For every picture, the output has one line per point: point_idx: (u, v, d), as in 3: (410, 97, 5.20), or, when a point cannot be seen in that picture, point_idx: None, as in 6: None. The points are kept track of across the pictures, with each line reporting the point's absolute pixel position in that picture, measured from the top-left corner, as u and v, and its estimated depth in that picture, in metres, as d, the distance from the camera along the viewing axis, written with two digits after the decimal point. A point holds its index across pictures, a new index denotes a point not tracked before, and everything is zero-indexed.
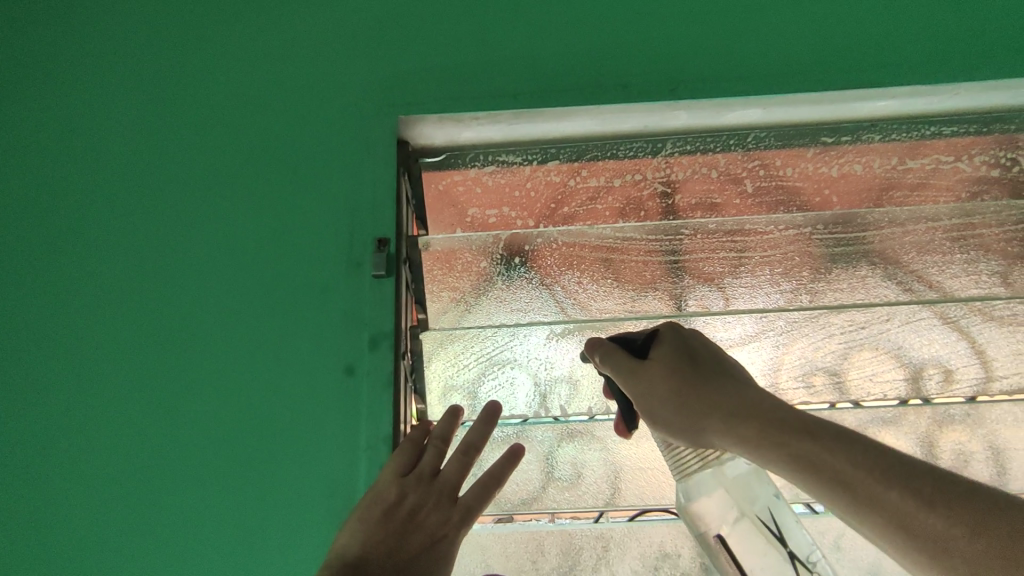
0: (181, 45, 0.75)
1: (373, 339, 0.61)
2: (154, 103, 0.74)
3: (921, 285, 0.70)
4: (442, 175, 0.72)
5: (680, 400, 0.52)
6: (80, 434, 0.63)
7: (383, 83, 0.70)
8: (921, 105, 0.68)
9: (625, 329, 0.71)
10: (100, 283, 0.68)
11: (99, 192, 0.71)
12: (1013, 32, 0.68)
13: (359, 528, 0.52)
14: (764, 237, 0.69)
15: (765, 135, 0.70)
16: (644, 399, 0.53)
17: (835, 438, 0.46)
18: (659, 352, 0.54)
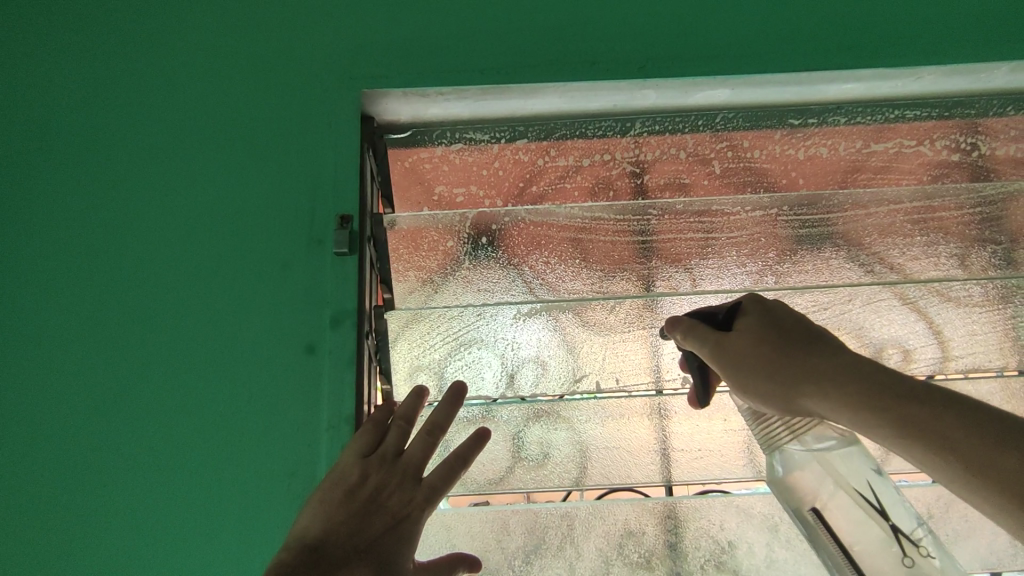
0: (134, 11, 0.72)
1: (335, 318, 0.60)
2: (106, 72, 0.70)
3: (882, 267, 0.70)
4: (409, 152, 0.70)
5: (771, 368, 0.52)
6: (26, 414, 0.60)
7: (348, 55, 0.68)
8: (885, 88, 0.68)
9: (594, 309, 0.71)
10: (48, 260, 0.65)
11: (47, 163, 0.68)
12: (981, 16, 0.68)
13: (320, 510, 0.51)
14: (730, 218, 0.69)
15: (733, 116, 0.70)
16: (735, 369, 0.53)
17: (947, 406, 0.46)
18: (745, 320, 0.55)
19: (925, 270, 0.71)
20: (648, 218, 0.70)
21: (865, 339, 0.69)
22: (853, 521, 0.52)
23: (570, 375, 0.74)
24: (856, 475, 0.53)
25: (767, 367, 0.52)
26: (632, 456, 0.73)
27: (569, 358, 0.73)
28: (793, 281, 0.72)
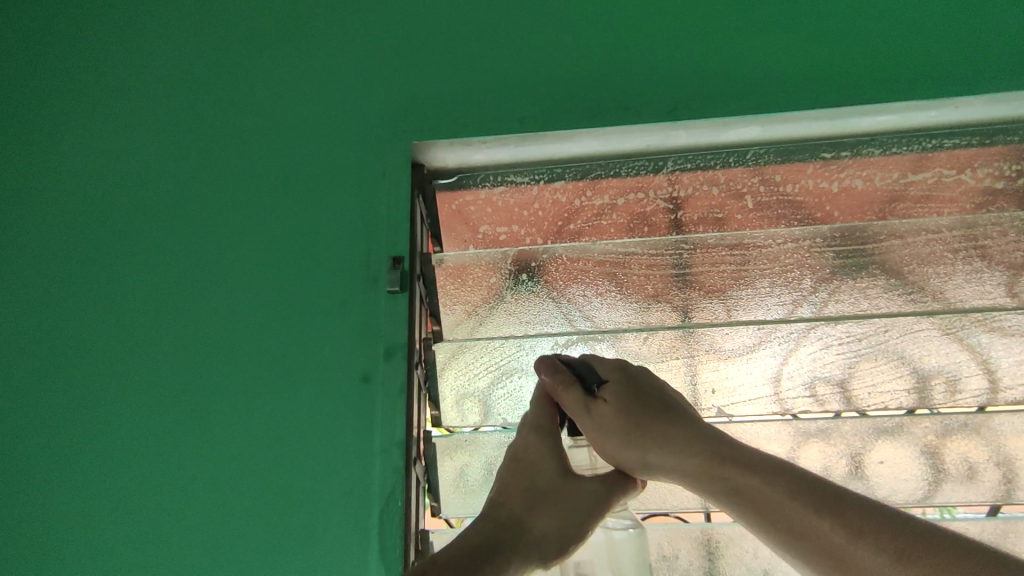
0: (212, 75, 0.81)
1: (387, 350, 0.66)
2: (186, 131, 0.79)
3: (923, 296, 0.69)
4: (454, 195, 0.76)
5: (623, 430, 0.62)
6: (115, 435, 0.68)
7: (400, 110, 0.75)
8: (920, 119, 0.69)
9: (623, 343, 0.72)
10: (135, 297, 0.73)
11: (136, 210, 0.77)
12: (1016, 45, 0.68)
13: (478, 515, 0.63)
14: (763, 250, 0.71)
15: (764, 151, 0.72)
16: (596, 433, 0.63)
17: (771, 471, 0.56)
18: (607, 382, 0.64)
19: (975, 297, 0.70)
20: (683, 251, 0.72)
21: (907, 369, 0.69)
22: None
23: None
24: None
25: (622, 432, 0.62)
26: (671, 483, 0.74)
27: None
28: (835, 312, 0.71)
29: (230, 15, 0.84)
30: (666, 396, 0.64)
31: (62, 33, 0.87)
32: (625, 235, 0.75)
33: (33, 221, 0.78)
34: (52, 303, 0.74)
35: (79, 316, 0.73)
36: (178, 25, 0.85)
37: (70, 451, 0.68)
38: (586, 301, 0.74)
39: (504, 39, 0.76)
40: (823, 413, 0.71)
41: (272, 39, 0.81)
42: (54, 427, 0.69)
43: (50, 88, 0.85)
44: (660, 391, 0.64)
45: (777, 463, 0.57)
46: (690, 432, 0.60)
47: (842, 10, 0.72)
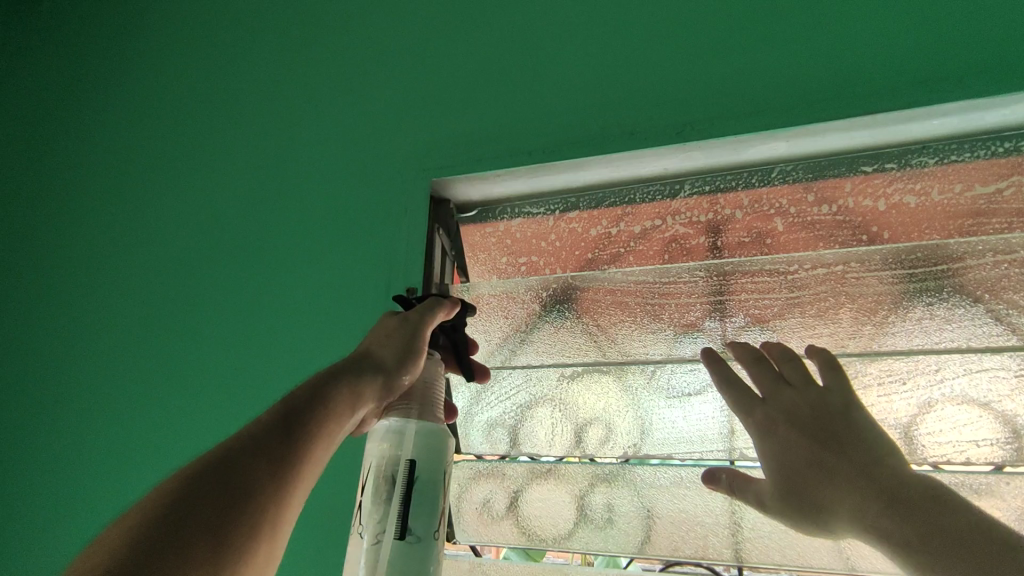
0: (270, 131, 0.90)
1: None
2: (247, 181, 0.88)
3: (997, 328, 0.58)
4: (477, 227, 0.79)
5: (788, 479, 0.53)
6: (172, 450, 0.77)
7: (422, 150, 0.78)
8: (985, 119, 0.58)
9: (630, 375, 0.70)
10: (197, 328, 0.82)
11: (202, 252, 0.87)
12: None
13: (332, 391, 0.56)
14: (790, 276, 0.64)
15: (792, 169, 0.65)
16: (765, 441, 0.55)
17: (903, 495, 0.49)
18: (780, 382, 0.56)
19: None
20: (716, 277, 0.67)
21: (994, 411, 0.58)
22: (374, 488, 0.55)
23: (636, 436, 0.70)
24: (430, 456, 0.55)
25: (787, 484, 0.52)
26: (701, 529, 0.65)
27: (636, 421, 0.70)
28: (897, 346, 0.61)
29: (286, 76, 0.93)
30: (804, 416, 0.54)
31: (162, 105, 1.02)
32: (665, 261, 0.71)
33: (131, 266, 0.91)
34: (137, 333, 0.86)
35: (154, 344, 0.84)
36: (246, 88, 0.96)
37: (139, 461, 0.78)
38: (604, 333, 0.71)
39: (517, 70, 0.75)
40: None
41: (319, 93, 0.89)
42: (132, 444, 0.79)
43: (149, 149, 0.99)
44: (824, 407, 0.54)
45: (905, 489, 0.49)
46: (872, 462, 0.51)
47: (884, 3, 0.63)
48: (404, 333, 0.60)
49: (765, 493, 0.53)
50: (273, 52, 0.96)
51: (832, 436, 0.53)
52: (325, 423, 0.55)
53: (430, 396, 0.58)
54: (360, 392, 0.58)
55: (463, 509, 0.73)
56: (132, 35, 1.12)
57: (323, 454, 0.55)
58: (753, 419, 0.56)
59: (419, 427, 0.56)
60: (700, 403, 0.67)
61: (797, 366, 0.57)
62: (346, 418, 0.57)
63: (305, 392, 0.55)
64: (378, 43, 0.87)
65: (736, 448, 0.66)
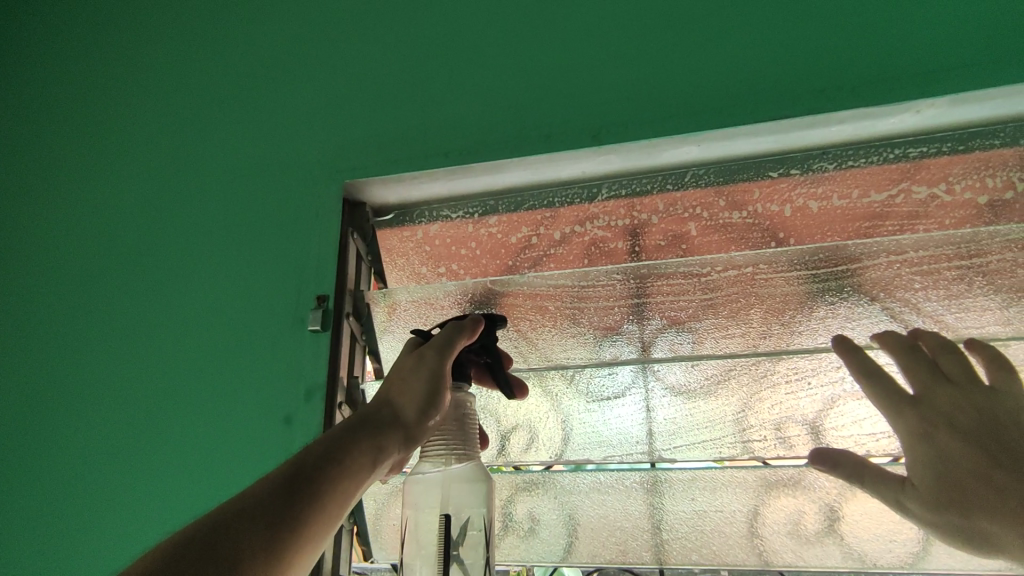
0: (174, 133, 0.85)
1: (308, 391, 0.66)
2: (149, 184, 0.83)
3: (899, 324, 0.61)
4: (394, 232, 0.77)
5: (949, 491, 0.53)
6: (73, 470, 0.73)
7: (334, 152, 0.74)
8: (877, 127, 0.61)
9: (552, 381, 0.69)
10: (98, 343, 0.78)
11: (101, 261, 0.82)
12: (996, 33, 0.58)
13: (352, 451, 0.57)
14: (703, 279, 0.64)
15: (703, 173, 0.66)
16: (912, 443, 0.56)
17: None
18: (933, 383, 0.56)
19: (966, 323, 0.60)
20: (638, 279, 0.66)
21: None
22: (416, 540, 0.59)
23: (558, 443, 0.68)
24: (471, 508, 0.59)
25: (948, 496, 0.53)
26: (621, 534, 0.64)
27: (559, 427, 0.69)
28: (801, 345, 0.63)
29: (190, 75, 0.87)
30: (964, 424, 0.54)
31: (58, 104, 0.95)
32: (586, 265, 0.71)
33: (30, 278, 0.85)
34: (34, 348, 0.81)
35: (53, 360, 0.79)
36: (149, 86, 0.90)
37: (37, 484, 0.74)
38: (524, 338, 0.70)
39: (432, 71, 0.73)
40: (789, 456, 0.63)
41: (226, 92, 0.84)
42: (32, 467, 0.75)
43: (43, 150, 0.93)
44: (989, 415, 0.54)
45: None
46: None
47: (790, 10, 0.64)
48: (426, 374, 0.61)
49: (908, 496, 0.55)
50: (179, 45, 0.90)
51: (1002, 449, 0.53)
52: (339, 480, 0.56)
53: (467, 427, 0.61)
54: (382, 448, 0.59)
55: (382, 525, 0.70)
56: (23, 24, 1.04)
57: (340, 509, 0.56)
58: (904, 421, 0.56)
59: (461, 475, 0.59)
60: (620, 406, 0.67)
61: (959, 360, 0.56)
62: (367, 474, 0.59)
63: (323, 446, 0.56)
64: (285, 39, 0.83)
65: (656, 450, 0.66)
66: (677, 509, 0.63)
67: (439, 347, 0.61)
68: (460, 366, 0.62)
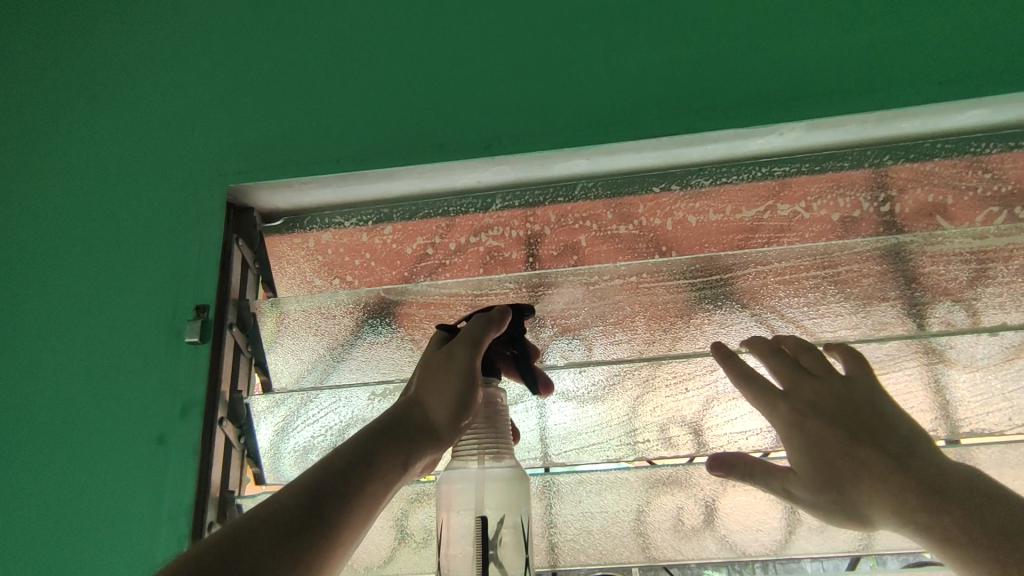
0: (36, 129, 0.78)
1: (184, 407, 0.62)
2: (6, 182, 0.76)
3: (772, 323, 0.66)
4: (284, 238, 0.73)
5: (821, 471, 0.58)
6: None
7: (218, 153, 0.71)
8: (747, 147, 0.66)
9: None
10: None
11: None
12: (854, 59, 0.63)
13: (382, 450, 0.56)
14: (593, 287, 0.66)
15: (592, 185, 0.69)
16: (796, 431, 0.59)
17: (897, 462, 0.55)
18: (807, 374, 0.60)
19: (821, 327, 0.66)
20: (531, 289, 0.67)
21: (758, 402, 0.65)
22: (454, 544, 0.58)
23: None
24: (508, 509, 0.58)
25: (822, 476, 0.58)
26: None
27: None
28: (682, 350, 0.67)
29: (56, 66, 0.80)
30: (829, 408, 0.58)
31: None
32: (483, 273, 0.71)
33: None
34: None
35: None
36: (10, 75, 0.82)
37: None
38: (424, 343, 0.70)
39: (323, 74, 0.71)
40: (675, 455, 0.67)
41: (97, 87, 0.78)
42: None
43: None
44: (848, 398, 0.59)
45: (909, 455, 0.56)
46: (905, 452, 0.56)
47: (674, 28, 0.66)
48: (455, 372, 0.60)
49: (791, 483, 0.59)
50: (45, 31, 0.82)
51: (868, 421, 0.58)
52: (370, 486, 0.54)
53: (497, 421, 0.59)
54: (413, 448, 0.58)
55: None
56: None
57: (372, 514, 0.55)
58: (780, 415, 0.60)
59: (496, 474, 0.59)
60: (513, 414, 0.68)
61: (814, 356, 0.62)
62: (399, 476, 0.57)
63: (347, 454, 0.55)
64: (165, 33, 0.78)
65: (549, 456, 0.68)
66: (569, 513, 0.65)
67: (469, 342, 0.59)
68: (487, 360, 0.61)
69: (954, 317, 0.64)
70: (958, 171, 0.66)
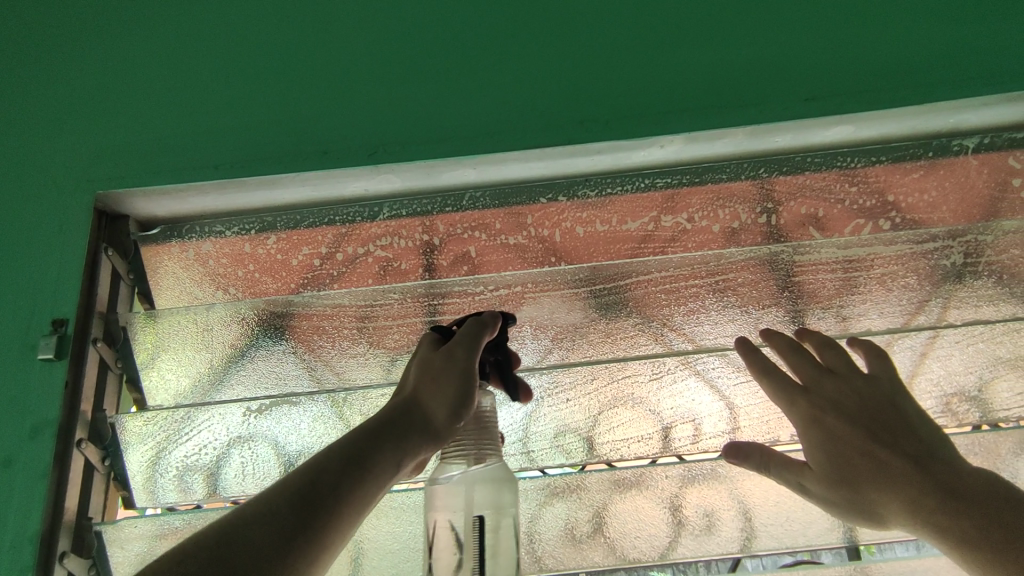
0: None
1: (36, 428, 0.58)
2: None
3: (672, 336, 0.67)
4: (161, 248, 0.70)
5: (838, 469, 0.58)
6: None
7: (87, 156, 0.67)
8: (630, 159, 0.67)
9: (336, 405, 0.64)
10: None
11: None
12: (730, 74, 0.65)
13: (372, 453, 0.54)
14: (477, 297, 0.67)
15: (480, 195, 0.69)
16: (820, 426, 0.59)
17: (912, 464, 0.55)
18: (834, 372, 0.60)
19: (703, 334, 0.67)
20: (420, 299, 0.67)
21: (642, 410, 0.66)
22: (443, 545, 0.56)
23: None
24: (498, 508, 0.56)
25: (839, 474, 0.57)
26: (399, 558, 0.63)
27: None
28: (571, 360, 0.67)
29: None
30: (850, 407, 0.59)
31: None
32: (376, 284, 0.69)
33: None
34: None
35: None
36: None
37: None
38: (318, 354, 0.67)
39: (203, 77, 0.68)
40: (566, 464, 0.66)
41: None
42: None
43: None
44: (872, 398, 0.59)
45: (931, 457, 0.56)
46: (924, 455, 0.56)
47: (560, 39, 0.67)
48: (447, 376, 0.58)
49: (808, 479, 0.58)
50: None
51: (889, 423, 0.58)
52: (359, 490, 0.52)
53: (485, 428, 0.57)
54: (404, 450, 0.56)
55: None
56: None
57: (361, 519, 0.53)
58: (797, 410, 0.60)
59: (483, 475, 0.56)
60: None
61: (839, 354, 0.61)
62: (390, 478, 0.55)
63: (336, 456, 0.53)
64: (31, 28, 0.73)
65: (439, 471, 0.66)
66: None
67: (468, 343, 0.58)
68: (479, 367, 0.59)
69: (823, 324, 0.67)
70: (828, 184, 0.68)
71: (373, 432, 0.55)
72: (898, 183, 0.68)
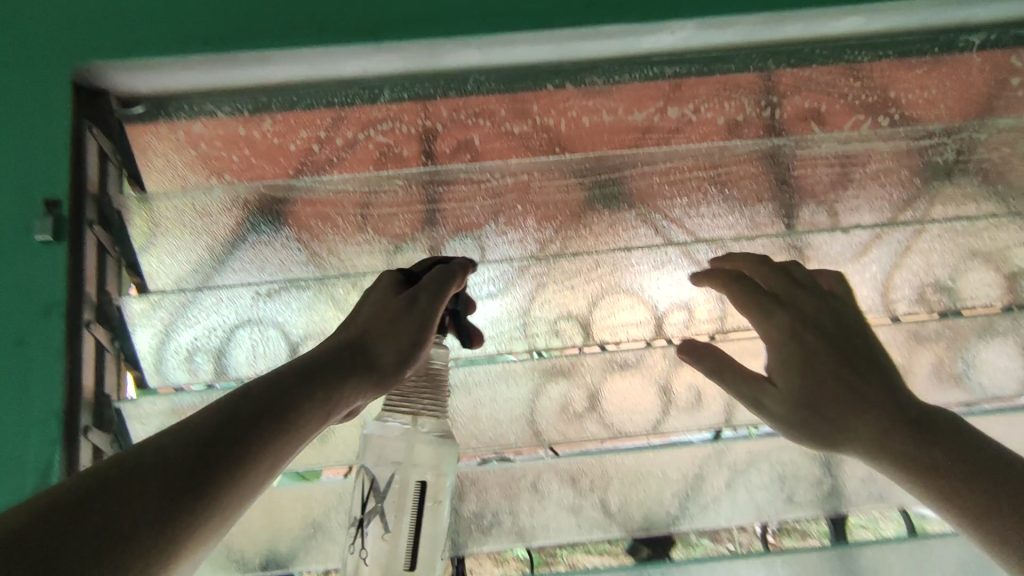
0: None
1: (44, 310, 0.58)
2: None
3: (674, 228, 0.68)
4: (148, 128, 0.66)
5: (802, 395, 0.60)
6: None
7: (56, 24, 0.61)
8: (640, 45, 0.65)
9: (346, 289, 0.66)
10: None
11: None
12: None
13: (309, 394, 0.54)
14: (483, 185, 0.66)
15: (484, 79, 0.67)
16: (784, 350, 0.61)
17: (875, 400, 0.59)
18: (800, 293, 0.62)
19: (701, 227, 0.69)
20: (424, 187, 0.66)
21: (642, 297, 0.68)
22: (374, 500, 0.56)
23: None
24: (436, 468, 0.57)
25: (804, 398, 0.60)
26: None
27: None
28: (571, 249, 0.69)
29: None
30: (823, 329, 0.61)
31: None
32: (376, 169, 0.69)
33: None
34: None
35: None
36: None
37: None
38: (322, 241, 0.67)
39: None
40: (565, 347, 0.70)
41: None
42: None
43: None
44: (840, 321, 0.62)
45: (889, 395, 0.59)
46: (882, 390, 0.59)
47: None
48: (406, 318, 0.58)
49: (765, 396, 0.61)
50: None
51: (852, 355, 0.61)
52: (275, 436, 0.51)
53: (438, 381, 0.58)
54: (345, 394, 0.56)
55: None
56: None
57: (271, 471, 0.51)
58: (772, 321, 0.62)
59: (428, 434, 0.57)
60: None
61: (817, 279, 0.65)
62: (314, 428, 0.55)
63: (251, 397, 0.51)
64: None
65: (445, 352, 0.68)
66: (467, 403, 0.68)
67: (434, 285, 0.58)
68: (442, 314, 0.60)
69: (816, 219, 0.69)
70: (833, 78, 0.68)
71: (295, 378, 0.54)
72: (901, 79, 0.69)
